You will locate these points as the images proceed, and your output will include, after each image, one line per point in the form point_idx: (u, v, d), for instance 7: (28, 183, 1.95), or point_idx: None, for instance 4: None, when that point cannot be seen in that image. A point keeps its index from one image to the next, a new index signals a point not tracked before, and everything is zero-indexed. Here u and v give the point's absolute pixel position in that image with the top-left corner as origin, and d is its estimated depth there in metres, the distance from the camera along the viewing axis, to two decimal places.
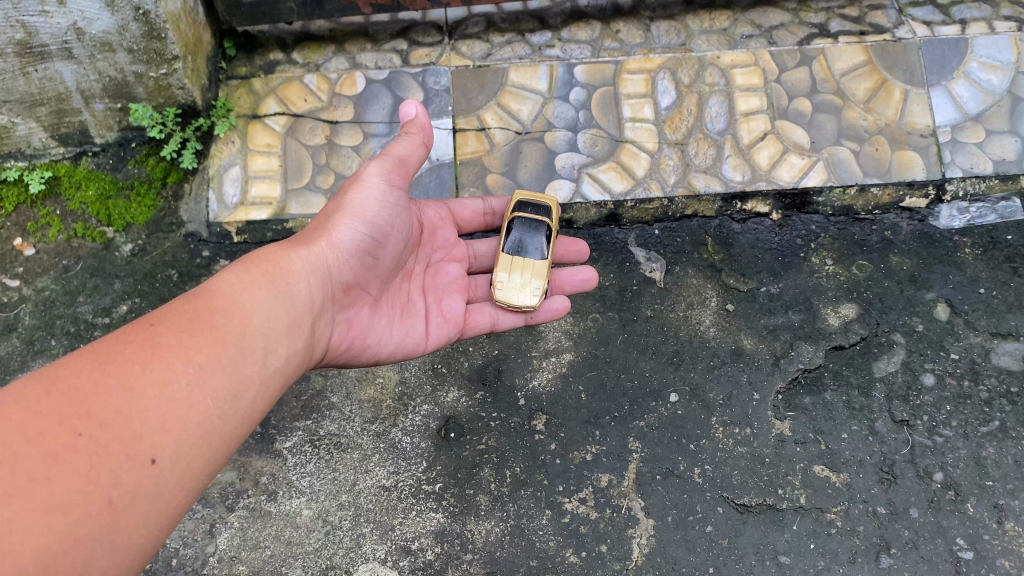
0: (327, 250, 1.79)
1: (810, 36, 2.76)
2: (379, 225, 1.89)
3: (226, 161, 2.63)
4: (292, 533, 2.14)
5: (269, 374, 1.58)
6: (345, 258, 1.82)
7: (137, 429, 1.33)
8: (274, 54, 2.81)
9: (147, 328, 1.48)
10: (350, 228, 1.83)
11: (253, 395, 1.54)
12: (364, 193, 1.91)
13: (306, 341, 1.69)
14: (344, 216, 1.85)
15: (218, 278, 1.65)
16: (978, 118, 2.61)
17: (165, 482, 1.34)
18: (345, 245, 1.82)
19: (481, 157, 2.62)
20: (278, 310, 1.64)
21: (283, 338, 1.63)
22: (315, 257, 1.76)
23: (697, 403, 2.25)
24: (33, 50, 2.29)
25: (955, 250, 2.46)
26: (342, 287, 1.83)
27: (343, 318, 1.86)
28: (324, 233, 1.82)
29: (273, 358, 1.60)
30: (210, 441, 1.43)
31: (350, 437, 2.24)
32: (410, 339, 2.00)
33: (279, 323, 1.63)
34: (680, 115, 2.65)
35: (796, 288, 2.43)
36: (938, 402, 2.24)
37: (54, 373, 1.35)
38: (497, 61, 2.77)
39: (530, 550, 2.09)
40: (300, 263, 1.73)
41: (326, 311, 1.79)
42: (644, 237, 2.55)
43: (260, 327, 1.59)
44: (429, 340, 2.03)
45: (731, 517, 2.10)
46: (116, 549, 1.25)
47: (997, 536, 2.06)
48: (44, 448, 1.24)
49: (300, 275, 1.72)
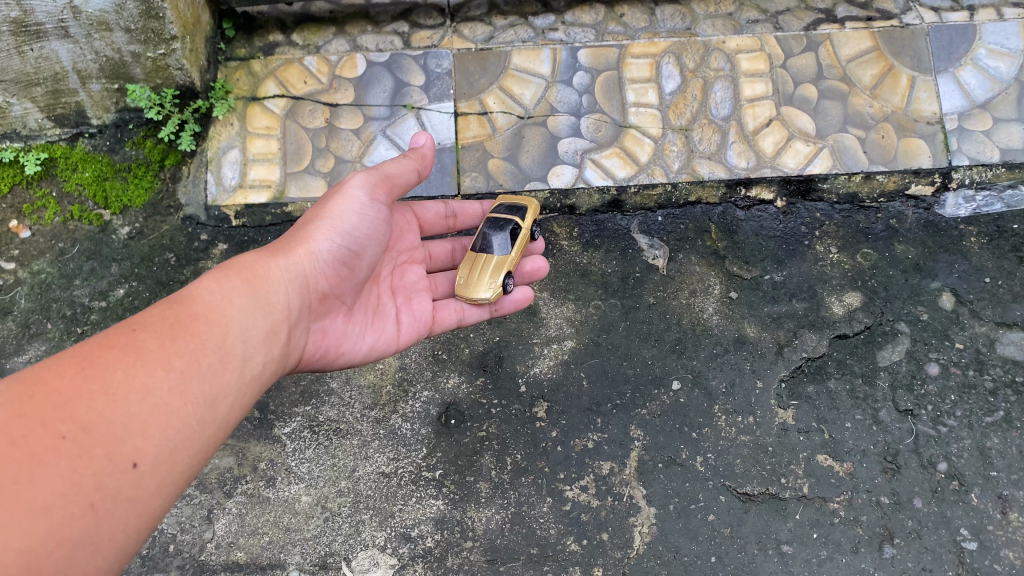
0: (306, 258, 1.76)
1: (816, 22, 2.73)
2: (358, 236, 1.85)
3: (225, 143, 2.60)
4: (291, 519, 2.12)
5: (248, 380, 1.55)
6: (322, 268, 1.79)
7: (119, 433, 1.30)
8: (274, 35, 2.76)
9: (128, 333, 1.44)
10: (329, 239, 1.80)
11: (232, 402, 1.50)
12: (346, 205, 1.85)
13: (283, 350, 1.67)
14: (323, 227, 1.81)
15: (197, 283, 1.61)
16: (985, 106, 2.58)
17: (146, 486, 1.31)
18: (323, 255, 1.78)
19: (483, 141, 2.59)
20: (256, 317, 1.60)
21: (261, 345, 1.60)
22: (293, 266, 1.73)
23: (699, 390, 2.24)
24: (28, 29, 2.25)
25: (961, 239, 2.44)
26: (318, 296, 1.80)
27: (318, 327, 1.83)
28: (302, 242, 1.78)
29: (252, 365, 1.56)
30: (191, 448, 1.40)
31: (349, 423, 2.22)
32: (386, 340, 1.99)
33: (259, 331, 1.60)
34: (685, 100, 2.63)
35: (800, 276, 2.40)
36: (942, 391, 2.22)
37: (38, 376, 1.31)
38: (499, 44, 2.73)
39: (531, 538, 2.07)
40: (278, 272, 1.70)
41: (303, 320, 1.76)
42: (648, 223, 2.51)
43: (240, 335, 1.56)
44: (399, 339, 2.02)
45: (734, 506, 2.09)
46: (97, 553, 1.22)
47: (1001, 527, 2.04)
48: (27, 451, 1.20)
49: (278, 284, 1.69)
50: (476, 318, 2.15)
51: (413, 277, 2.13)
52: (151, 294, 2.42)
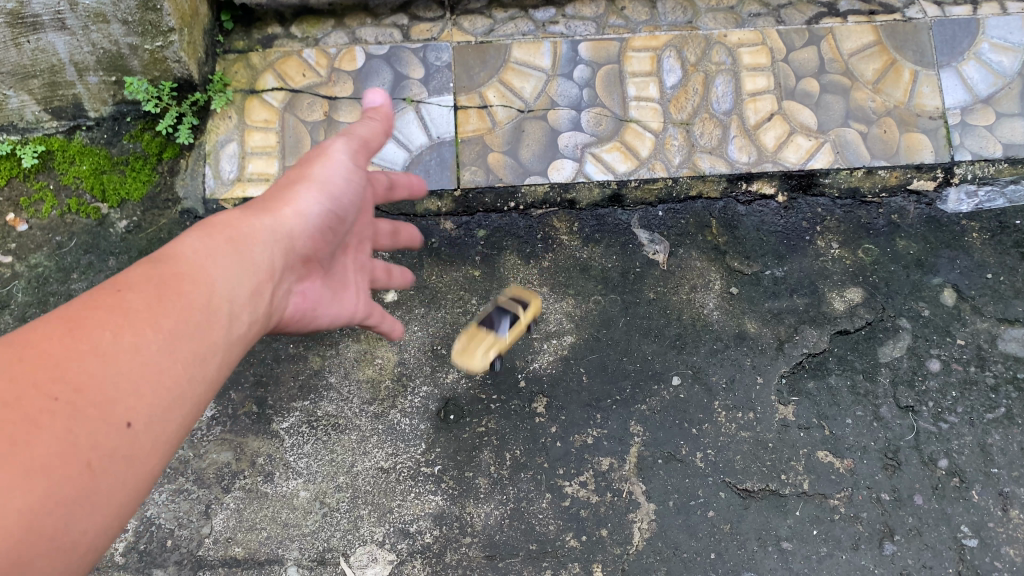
0: (292, 216, 1.65)
1: (818, 15, 2.71)
2: (339, 198, 1.75)
3: (224, 137, 2.59)
4: (289, 514, 2.11)
5: (239, 338, 1.48)
6: (306, 227, 1.68)
7: (111, 393, 1.22)
8: (273, 28, 2.74)
9: (111, 291, 1.35)
10: (312, 199, 1.69)
11: (223, 360, 1.43)
12: (331, 168, 1.76)
13: (268, 310, 1.58)
14: (305, 187, 1.70)
15: (178, 241, 1.50)
16: (988, 101, 2.57)
17: (141, 446, 1.25)
18: (307, 215, 1.68)
19: (482, 135, 2.57)
20: (245, 276, 1.51)
21: (251, 303, 1.51)
22: (277, 224, 1.62)
23: (699, 386, 2.23)
24: (25, 21, 2.24)
25: (963, 234, 2.43)
26: (301, 256, 1.69)
27: (299, 290, 1.71)
28: (284, 201, 1.67)
29: (242, 323, 1.49)
30: (186, 405, 1.34)
31: (348, 418, 2.21)
32: (354, 311, 1.87)
33: (248, 290, 1.51)
34: (686, 94, 2.61)
35: (801, 271, 2.39)
36: (944, 387, 2.22)
37: (22, 338, 1.23)
38: (499, 37, 2.71)
39: (530, 534, 2.07)
40: (264, 230, 1.60)
41: (288, 280, 1.65)
42: (648, 218, 2.50)
43: (231, 293, 1.47)
44: (367, 310, 1.90)
45: (734, 502, 2.08)
46: (94, 514, 1.17)
47: (1002, 524, 2.04)
48: (15, 412, 1.13)
49: (265, 242, 1.59)
50: (403, 286, 2.08)
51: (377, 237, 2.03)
52: None
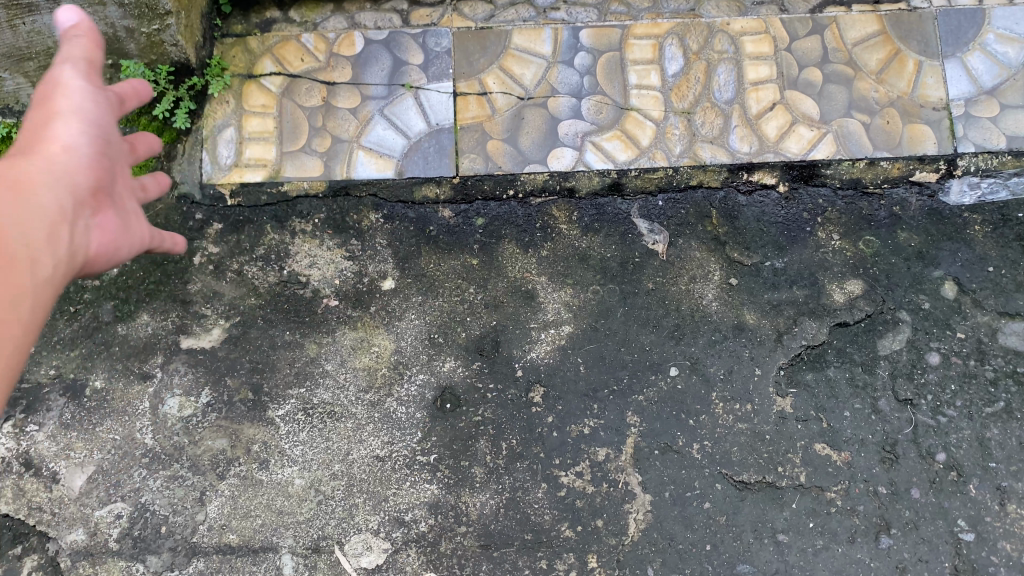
0: (67, 152, 1.45)
1: (824, 2, 2.66)
2: (104, 123, 1.58)
3: (221, 121, 2.55)
4: (284, 502, 2.12)
5: (42, 283, 1.30)
6: (86, 158, 1.48)
7: None
8: (271, 11, 2.68)
9: None
10: (76, 130, 1.50)
11: (36, 301, 1.29)
12: (71, 98, 1.54)
13: (71, 252, 1.40)
14: (59, 120, 1.49)
15: None
16: (992, 92, 2.55)
17: None
18: (82, 147, 1.49)
19: (482, 122, 2.55)
20: (41, 214, 1.34)
21: (47, 243, 1.34)
22: (57, 162, 1.42)
23: (697, 377, 2.22)
24: (20, 3, 2.19)
25: (965, 227, 2.40)
26: (87, 194, 1.47)
27: (85, 226, 1.45)
28: (45, 141, 1.44)
29: (43, 266, 1.31)
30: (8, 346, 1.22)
31: (344, 406, 2.20)
32: (147, 239, 1.68)
33: (48, 227, 1.35)
34: (688, 82, 2.58)
35: (802, 263, 2.37)
36: (943, 380, 2.22)
37: None
38: (500, 22, 2.67)
39: (526, 523, 2.10)
40: (41, 171, 1.38)
41: (80, 222, 1.44)
42: (648, 207, 2.45)
43: (32, 230, 1.31)
44: (153, 238, 1.73)
45: (730, 494, 2.11)
46: None
47: (1000, 518, 2.08)
48: None
49: (47, 181, 1.38)
50: (161, 193, 1.90)
51: (128, 156, 1.74)
52: (144, 275, 2.33)
